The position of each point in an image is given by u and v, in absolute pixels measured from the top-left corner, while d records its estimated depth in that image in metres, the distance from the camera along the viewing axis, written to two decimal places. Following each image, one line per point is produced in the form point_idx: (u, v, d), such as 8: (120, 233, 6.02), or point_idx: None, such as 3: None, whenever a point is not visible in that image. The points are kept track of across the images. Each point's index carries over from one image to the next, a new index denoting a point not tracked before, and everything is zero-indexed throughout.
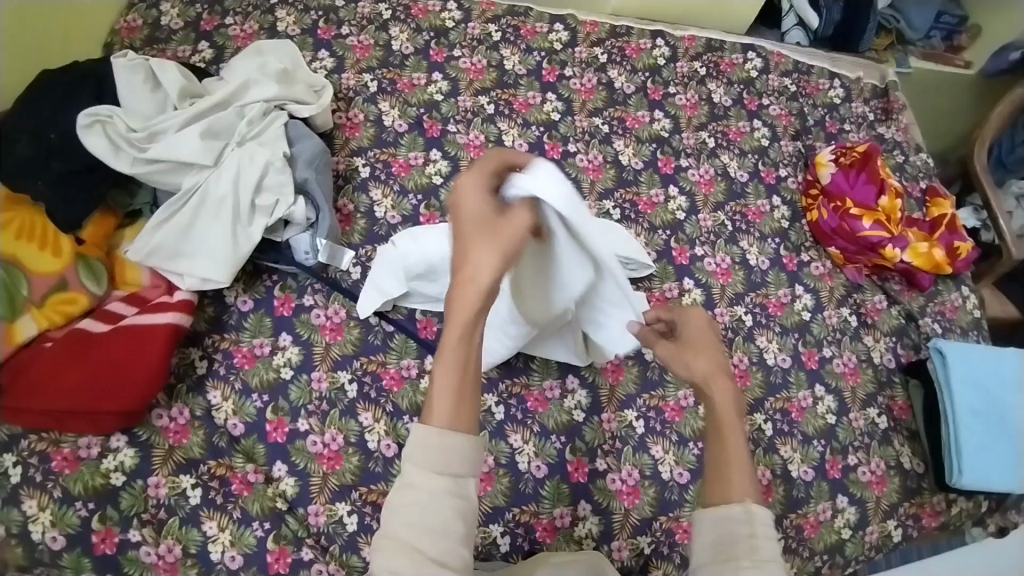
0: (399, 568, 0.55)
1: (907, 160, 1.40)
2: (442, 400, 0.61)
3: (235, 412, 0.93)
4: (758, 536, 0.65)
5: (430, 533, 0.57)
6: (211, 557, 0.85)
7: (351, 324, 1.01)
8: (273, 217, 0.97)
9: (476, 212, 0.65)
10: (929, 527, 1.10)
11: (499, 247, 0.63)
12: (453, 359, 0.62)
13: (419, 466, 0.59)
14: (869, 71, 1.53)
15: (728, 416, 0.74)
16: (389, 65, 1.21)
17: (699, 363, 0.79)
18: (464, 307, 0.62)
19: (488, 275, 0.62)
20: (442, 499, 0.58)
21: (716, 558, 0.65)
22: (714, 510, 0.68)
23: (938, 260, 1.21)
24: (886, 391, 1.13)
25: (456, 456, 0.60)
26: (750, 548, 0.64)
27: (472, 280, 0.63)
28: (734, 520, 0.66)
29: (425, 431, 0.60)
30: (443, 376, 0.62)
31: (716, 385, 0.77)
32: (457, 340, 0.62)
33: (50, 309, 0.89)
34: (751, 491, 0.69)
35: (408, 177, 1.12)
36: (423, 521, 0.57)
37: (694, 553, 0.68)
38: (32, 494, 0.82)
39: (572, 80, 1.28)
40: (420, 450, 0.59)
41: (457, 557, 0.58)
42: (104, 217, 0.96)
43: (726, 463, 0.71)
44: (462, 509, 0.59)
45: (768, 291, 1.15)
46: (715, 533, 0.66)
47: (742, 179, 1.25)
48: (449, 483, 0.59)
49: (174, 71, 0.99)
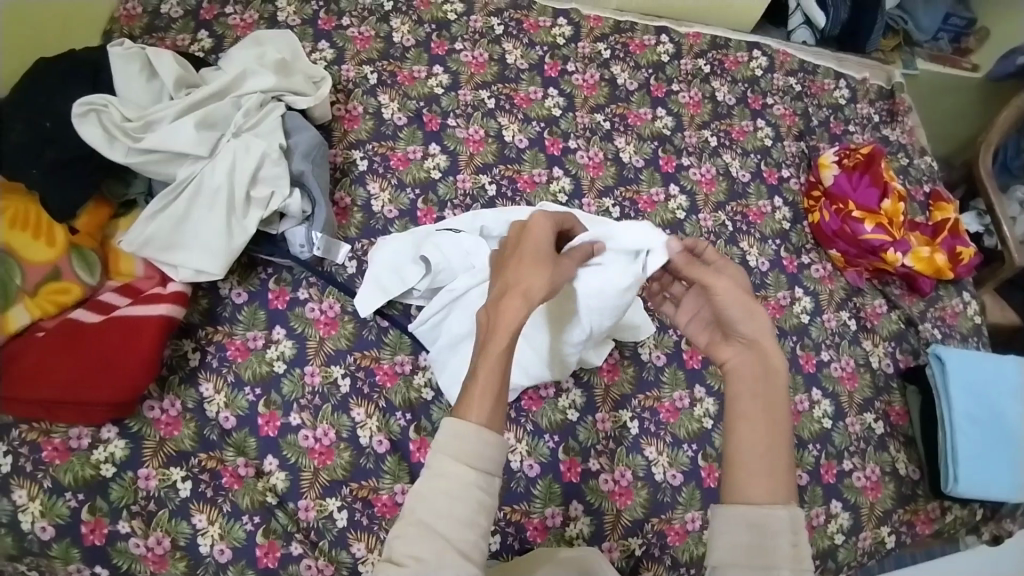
0: (423, 554, 0.58)
1: (912, 162, 1.38)
2: (480, 401, 0.64)
3: (226, 405, 0.92)
4: (799, 544, 0.63)
5: (454, 524, 0.59)
6: (201, 549, 0.85)
7: (346, 319, 1.01)
8: (268, 209, 0.97)
9: (542, 248, 0.75)
10: (923, 535, 1.10)
11: (553, 276, 0.73)
12: (497, 365, 0.66)
13: (454, 457, 0.61)
14: (876, 71, 1.51)
15: (781, 398, 0.72)
16: (389, 58, 1.20)
17: (763, 319, 0.75)
18: (510, 313, 0.67)
19: (539, 295, 0.70)
20: (469, 491, 0.60)
21: (751, 563, 0.62)
22: (753, 510, 0.64)
23: (940, 265, 1.20)
24: (883, 396, 1.12)
25: (487, 453, 0.62)
26: (792, 557, 0.62)
27: (525, 294, 0.69)
28: (777, 523, 0.63)
29: (459, 424, 0.62)
30: (485, 377, 0.65)
31: (777, 358, 0.73)
32: (503, 349, 0.66)
33: (43, 298, 0.88)
34: (790, 491, 0.67)
35: (406, 171, 1.11)
36: (448, 511, 0.59)
37: (717, 547, 0.64)
38: (23, 483, 0.82)
39: (574, 75, 1.27)
40: (455, 443, 0.62)
41: (479, 551, 0.60)
42: (99, 207, 0.95)
43: (773, 448, 0.68)
44: (486, 503, 0.61)
45: (767, 293, 1.14)
46: (751, 534, 0.63)
47: (744, 179, 1.24)
48: (478, 477, 0.61)
49: (169, 60, 0.98)
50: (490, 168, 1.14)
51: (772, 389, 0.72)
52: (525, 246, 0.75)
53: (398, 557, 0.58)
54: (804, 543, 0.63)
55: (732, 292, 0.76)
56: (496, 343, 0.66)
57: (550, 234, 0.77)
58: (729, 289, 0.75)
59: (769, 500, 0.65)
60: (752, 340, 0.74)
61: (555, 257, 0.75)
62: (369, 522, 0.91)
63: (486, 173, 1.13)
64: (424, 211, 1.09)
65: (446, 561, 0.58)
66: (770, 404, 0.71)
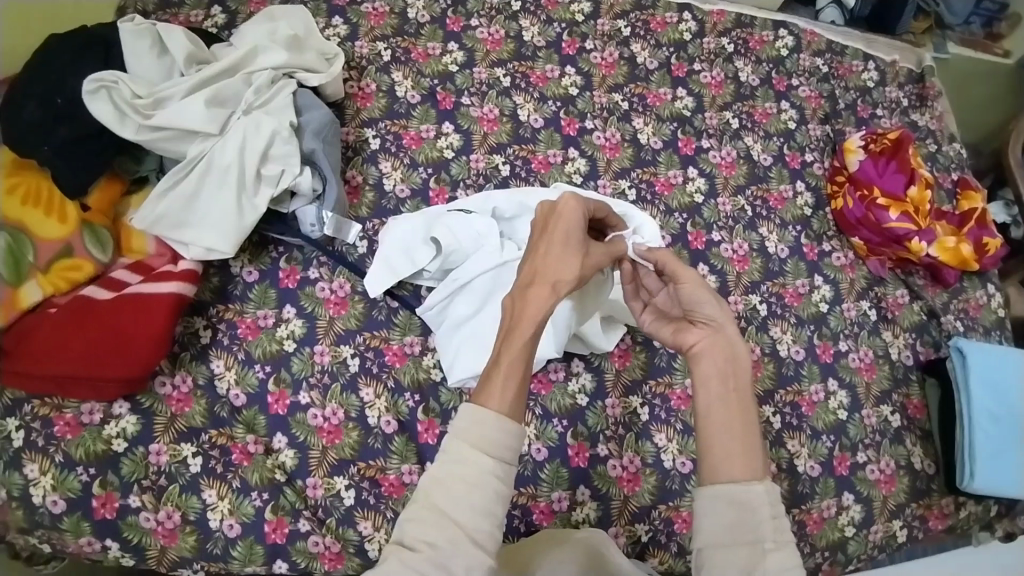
0: (436, 539, 0.58)
1: (940, 149, 1.33)
2: (502, 388, 0.66)
3: (237, 383, 0.93)
4: (778, 518, 0.63)
5: (469, 511, 0.60)
6: (210, 524, 0.86)
7: (356, 299, 1.00)
8: (278, 187, 0.96)
9: (572, 234, 0.77)
10: (936, 530, 1.08)
11: (580, 268, 0.76)
12: (520, 354, 0.68)
13: (472, 444, 0.62)
14: (906, 54, 1.45)
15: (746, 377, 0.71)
16: (404, 34, 1.18)
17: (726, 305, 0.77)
18: (539, 308, 0.71)
19: (566, 287, 0.74)
20: (484, 479, 0.61)
21: (738, 542, 0.61)
22: (734, 487, 0.63)
23: (966, 255, 1.16)
24: (901, 389, 1.10)
25: (506, 441, 0.63)
26: (775, 530, 0.62)
27: (553, 289, 0.73)
28: (758, 499, 0.63)
29: (480, 410, 0.63)
30: (509, 365, 0.68)
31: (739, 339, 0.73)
32: (529, 337, 0.69)
33: (54, 274, 0.89)
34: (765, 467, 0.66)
35: (419, 150, 1.09)
36: (466, 498, 0.60)
37: (702, 531, 0.62)
38: (35, 457, 0.84)
39: (592, 53, 1.24)
40: (476, 430, 0.62)
41: (493, 540, 0.60)
42: (110, 183, 0.96)
43: (743, 420, 0.68)
44: (502, 492, 0.62)
45: (785, 280, 1.11)
46: (735, 512, 0.62)
47: (765, 163, 1.21)
48: (495, 465, 0.62)
49: (181, 36, 0.97)
50: (504, 148, 1.12)
51: (737, 368, 0.71)
52: (568, 232, 0.77)
53: (410, 541, 0.59)
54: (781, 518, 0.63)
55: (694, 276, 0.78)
56: (520, 331, 0.70)
57: (580, 220, 0.78)
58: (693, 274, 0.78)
59: (745, 477, 0.64)
60: (715, 319, 0.75)
61: (585, 243, 0.78)
62: (375, 501, 0.91)
63: (500, 153, 1.11)
64: (436, 191, 1.08)
65: (460, 548, 0.58)
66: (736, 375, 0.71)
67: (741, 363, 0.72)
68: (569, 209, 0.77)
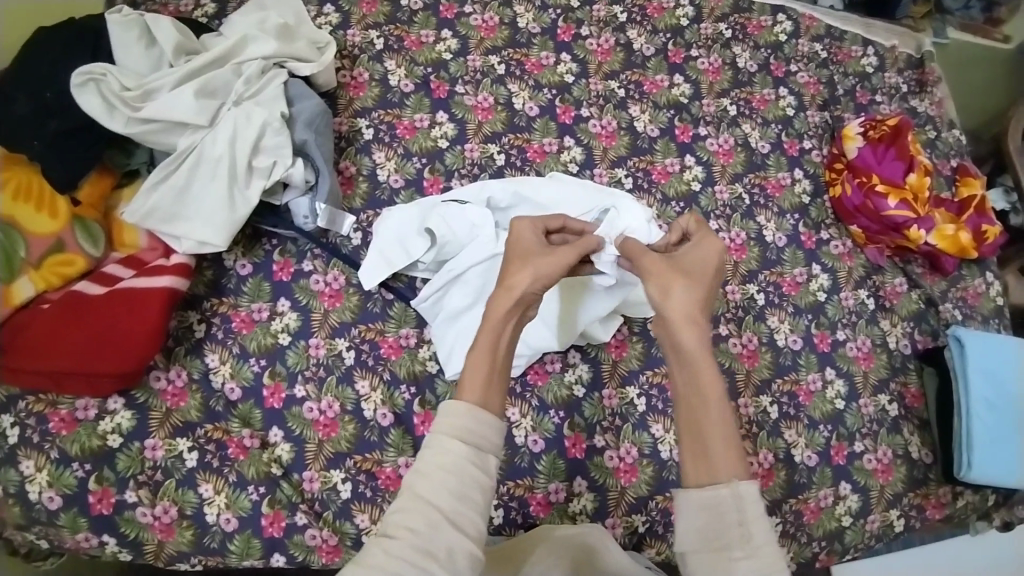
0: (417, 525, 0.58)
1: (940, 135, 1.32)
2: (471, 387, 0.67)
3: (232, 376, 0.93)
4: (750, 521, 0.61)
5: (449, 497, 0.60)
6: (207, 518, 0.86)
7: (350, 292, 1.00)
8: (270, 179, 0.95)
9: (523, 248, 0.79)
10: (932, 519, 1.08)
11: (535, 271, 0.75)
12: (483, 355, 0.69)
13: (448, 434, 0.63)
14: (905, 39, 1.44)
15: (706, 371, 0.69)
16: (396, 22, 1.16)
17: (680, 294, 0.72)
18: (499, 311, 0.72)
19: (522, 286, 0.73)
20: (463, 466, 0.61)
21: (707, 548, 0.61)
22: (701, 493, 0.63)
23: (965, 244, 1.15)
24: (899, 377, 1.09)
25: (481, 430, 0.64)
26: (744, 536, 0.60)
27: (506, 288, 0.74)
28: (724, 504, 0.62)
29: (452, 404, 0.65)
30: (475, 367, 0.69)
31: (685, 332, 0.70)
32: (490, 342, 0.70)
33: (47, 270, 0.88)
34: (740, 465, 0.64)
35: (413, 140, 1.08)
36: (446, 484, 0.60)
37: (677, 535, 0.64)
38: (30, 454, 0.83)
39: (588, 39, 1.22)
40: (450, 420, 0.64)
41: (473, 526, 0.61)
42: (101, 176, 0.94)
43: (707, 424, 0.66)
44: (480, 479, 0.62)
45: (783, 269, 1.11)
46: (703, 519, 0.62)
47: (764, 150, 1.19)
48: (471, 452, 0.63)
49: (169, 26, 0.96)
50: (499, 137, 1.11)
51: (685, 362, 0.70)
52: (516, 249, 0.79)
53: (393, 529, 0.59)
54: (754, 519, 0.61)
55: (651, 266, 0.76)
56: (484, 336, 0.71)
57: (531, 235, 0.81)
58: (651, 264, 0.76)
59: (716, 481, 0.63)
60: (662, 314, 0.73)
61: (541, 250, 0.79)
62: (372, 494, 0.91)
63: (494, 142, 1.10)
64: (430, 181, 1.06)
65: (441, 533, 0.59)
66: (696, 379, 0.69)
67: (688, 355, 0.70)
68: (522, 226, 0.82)
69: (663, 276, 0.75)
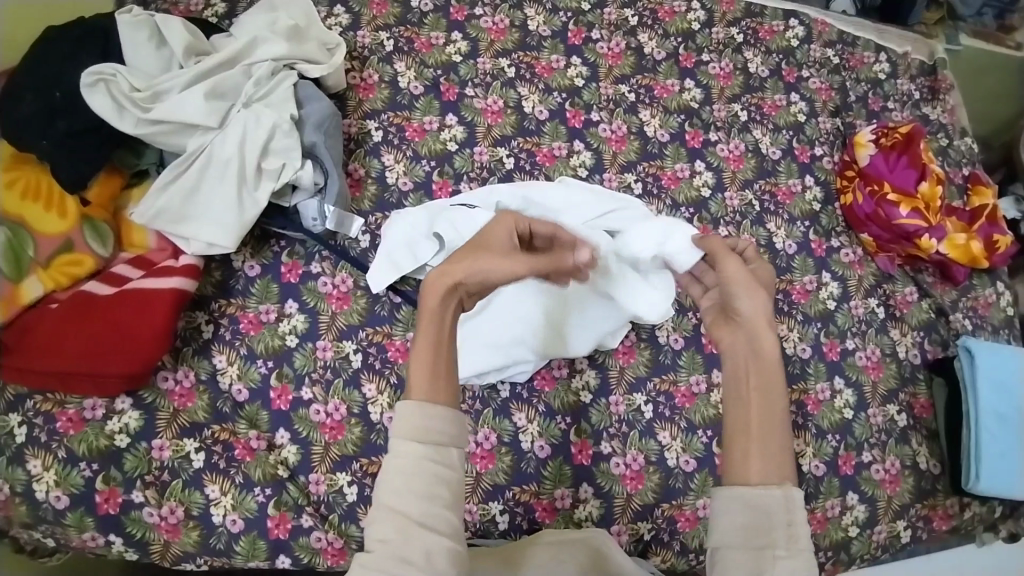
0: (387, 535, 0.58)
1: (952, 143, 1.31)
2: (420, 379, 0.63)
3: (239, 378, 0.92)
4: (796, 524, 0.61)
5: (415, 499, 0.58)
6: (213, 520, 0.86)
7: (358, 294, 0.99)
8: (279, 182, 0.95)
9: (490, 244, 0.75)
10: (939, 530, 1.07)
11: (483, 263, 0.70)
12: (427, 344, 0.65)
13: (403, 436, 0.60)
14: (918, 46, 1.43)
15: (776, 378, 0.69)
16: (407, 23, 1.16)
17: (762, 304, 0.75)
18: (433, 297, 0.67)
19: (463, 274, 0.68)
20: (424, 466, 0.59)
21: (750, 545, 0.60)
22: (750, 491, 0.62)
23: (976, 253, 1.15)
24: (908, 387, 1.09)
25: (435, 425, 0.61)
26: (790, 538, 0.60)
27: (448, 270, 0.68)
28: (773, 504, 0.61)
29: (404, 404, 0.62)
30: (418, 358, 0.65)
31: (767, 338, 0.71)
32: (429, 327, 0.66)
33: (55, 270, 0.88)
34: (787, 470, 0.64)
35: (422, 142, 1.08)
36: (409, 488, 0.59)
37: (716, 530, 0.62)
38: (38, 453, 0.83)
39: (599, 43, 1.21)
40: (404, 423, 0.61)
41: (448, 521, 0.59)
42: (111, 176, 0.94)
43: (770, 423, 0.66)
44: (446, 474, 0.60)
45: (792, 277, 1.10)
46: (747, 515, 0.61)
47: (774, 157, 1.19)
48: (429, 451, 0.60)
49: (179, 27, 0.95)
50: (509, 141, 1.10)
51: (762, 363, 0.70)
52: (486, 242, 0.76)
53: (370, 543, 0.59)
54: (800, 525, 0.61)
55: (738, 273, 0.78)
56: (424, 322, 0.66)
57: (503, 234, 0.77)
58: (736, 271, 0.78)
59: (766, 480, 0.63)
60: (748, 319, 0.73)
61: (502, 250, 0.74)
62: None
63: (504, 146, 1.10)
64: (439, 185, 1.06)
65: (414, 537, 0.58)
66: (763, 377, 0.69)
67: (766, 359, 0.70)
68: (502, 222, 0.78)
69: (746, 285, 0.76)
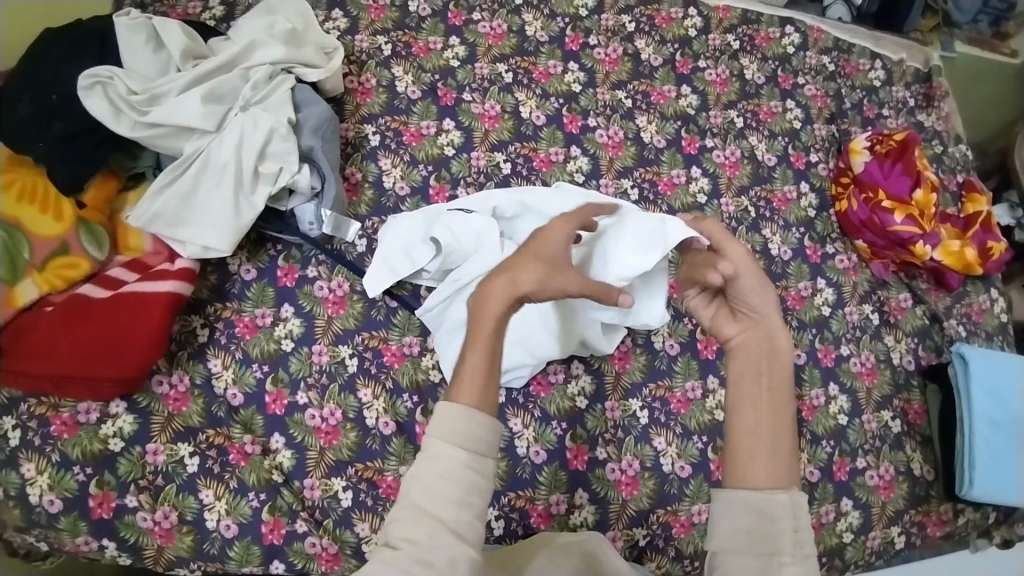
0: (417, 536, 0.57)
1: (946, 150, 1.32)
2: (471, 383, 0.63)
3: (234, 382, 0.92)
4: (801, 530, 0.62)
5: (447, 504, 0.58)
6: (207, 524, 0.86)
7: (354, 299, 0.99)
8: (276, 185, 0.95)
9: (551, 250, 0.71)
10: (933, 536, 1.08)
11: (547, 276, 0.68)
12: (485, 351, 0.64)
13: (444, 439, 0.60)
14: (913, 53, 1.44)
15: (785, 381, 0.69)
16: (404, 28, 1.16)
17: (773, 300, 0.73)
18: (493, 306, 0.66)
19: (527, 285, 0.67)
20: (461, 473, 0.59)
21: (754, 550, 0.61)
22: (755, 495, 0.63)
23: (970, 260, 1.15)
24: (902, 393, 1.09)
25: (478, 432, 0.61)
26: (795, 543, 0.61)
27: (512, 280, 0.67)
28: (778, 509, 0.62)
29: (449, 406, 0.62)
30: (473, 364, 0.64)
31: (783, 339, 0.71)
32: (489, 335, 0.65)
33: (50, 272, 0.88)
34: (793, 475, 0.66)
35: (419, 147, 1.08)
36: (442, 492, 0.58)
37: (717, 533, 0.63)
38: (31, 457, 0.83)
39: (596, 49, 1.22)
40: (446, 425, 0.61)
41: (474, 528, 0.59)
42: (106, 180, 0.94)
43: (779, 426, 0.67)
44: (480, 482, 0.60)
45: (788, 283, 1.10)
46: (752, 520, 0.62)
47: (770, 163, 1.19)
48: (470, 457, 0.60)
49: (177, 30, 0.95)
50: (506, 146, 1.11)
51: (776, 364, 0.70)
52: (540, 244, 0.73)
53: (394, 541, 0.58)
54: (804, 530, 0.62)
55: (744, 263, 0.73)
56: (482, 328, 0.65)
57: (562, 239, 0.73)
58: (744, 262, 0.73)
59: (770, 485, 0.64)
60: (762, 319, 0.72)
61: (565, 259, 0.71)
62: (373, 503, 0.91)
63: (501, 151, 1.10)
64: (436, 190, 1.06)
65: (441, 541, 0.57)
66: (774, 381, 0.69)
67: (779, 361, 0.70)
68: (559, 227, 0.74)
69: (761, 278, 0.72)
